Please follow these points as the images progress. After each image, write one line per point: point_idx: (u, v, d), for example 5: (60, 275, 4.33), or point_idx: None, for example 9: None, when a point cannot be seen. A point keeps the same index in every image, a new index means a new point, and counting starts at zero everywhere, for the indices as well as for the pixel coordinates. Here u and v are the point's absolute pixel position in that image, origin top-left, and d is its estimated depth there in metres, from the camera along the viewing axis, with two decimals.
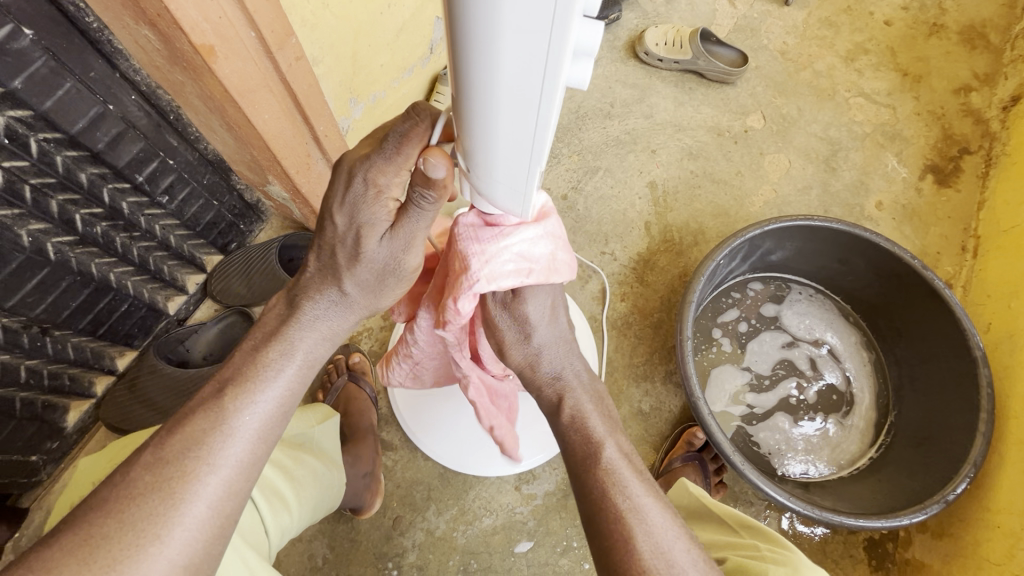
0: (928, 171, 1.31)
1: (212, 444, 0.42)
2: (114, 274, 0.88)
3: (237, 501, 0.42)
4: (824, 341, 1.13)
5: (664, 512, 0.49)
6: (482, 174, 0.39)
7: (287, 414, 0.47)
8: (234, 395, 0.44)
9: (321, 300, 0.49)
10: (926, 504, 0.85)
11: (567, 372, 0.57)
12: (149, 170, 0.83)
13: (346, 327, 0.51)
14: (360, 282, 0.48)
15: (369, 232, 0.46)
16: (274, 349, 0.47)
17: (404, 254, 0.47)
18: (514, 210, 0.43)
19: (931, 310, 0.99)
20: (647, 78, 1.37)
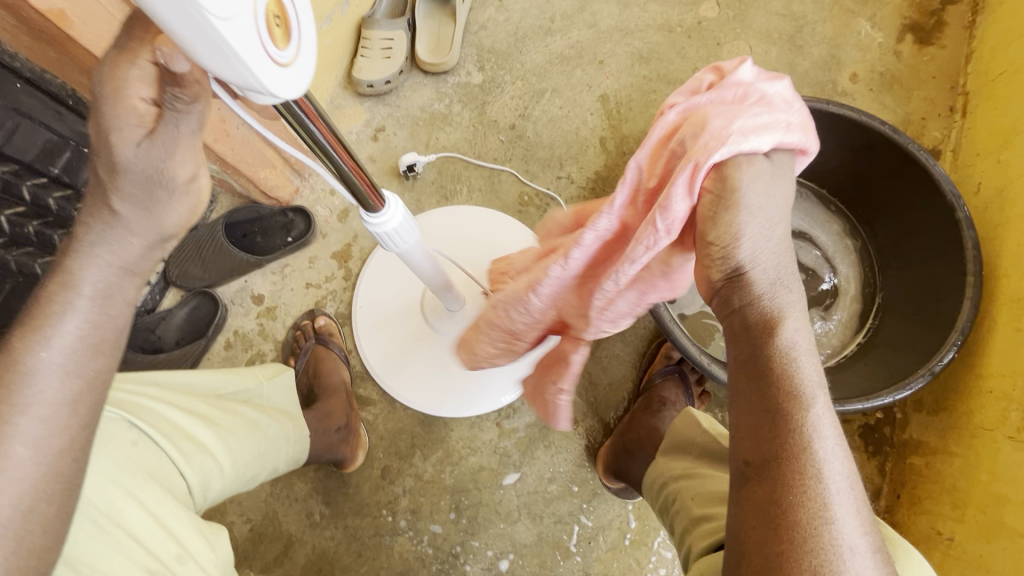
0: (907, 31, 1.19)
1: (11, 386, 0.37)
2: None
3: (63, 439, 0.39)
4: (800, 230, 1.07)
5: (847, 482, 0.42)
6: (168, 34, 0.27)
7: (105, 345, 0.41)
8: (22, 332, 0.38)
9: (97, 222, 0.39)
10: (910, 380, 0.81)
11: (777, 267, 0.47)
12: (64, 161, 0.82)
13: (138, 255, 0.41)
14: (127, 197, 0.38)
15: (118, 138, 0.36)
16: (56, 282, 0.39)
17: (168, 162, 0.38)
18: (252, 86, 0.30)
19: (905, 178, 0.92)
20: None
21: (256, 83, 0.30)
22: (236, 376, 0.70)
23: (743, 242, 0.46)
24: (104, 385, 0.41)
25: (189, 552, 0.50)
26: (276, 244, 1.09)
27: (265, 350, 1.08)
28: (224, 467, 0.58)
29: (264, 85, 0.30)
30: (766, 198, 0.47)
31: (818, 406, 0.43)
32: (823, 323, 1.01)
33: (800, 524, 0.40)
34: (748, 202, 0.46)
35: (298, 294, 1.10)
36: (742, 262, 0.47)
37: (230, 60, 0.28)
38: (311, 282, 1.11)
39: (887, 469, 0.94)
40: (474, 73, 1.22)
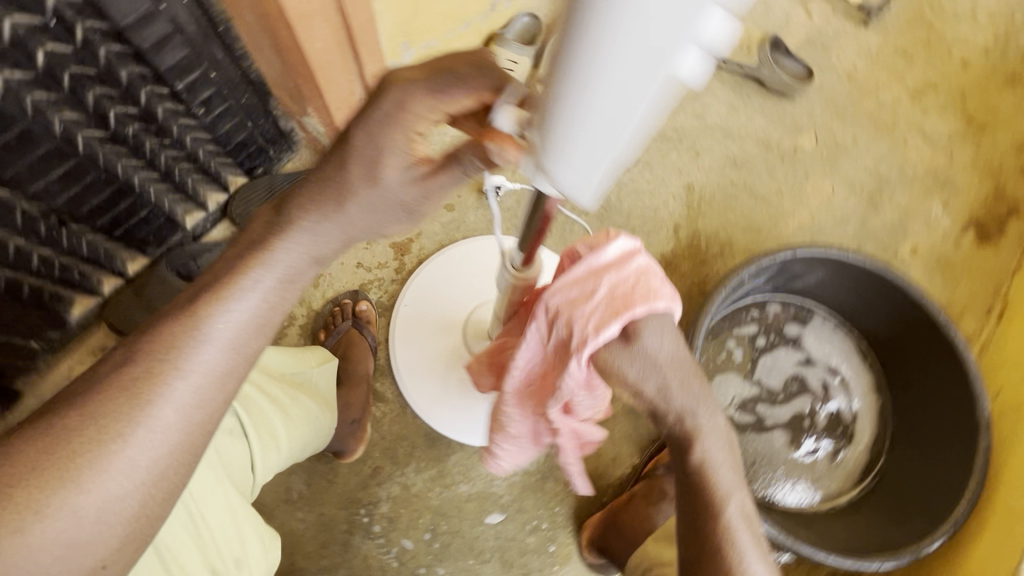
0: (971, 226, 1.27)
1: (184, 349, 0.39)
2: (138, 178, 0.86)
3: (205, 413, 0.40)
4: (837, 371, 1.11)
5: (760, 556, 0.58)
6: (549, 147, 0.35)
7: (268, 328, 0.42)
8: (207, 299, 0.40)
9: (314, 212, 0.42)
10: (897, 552, 0.86)
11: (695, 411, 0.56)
12: (189, 79, 0.81)
13: (333, 250, 0.43)
14: (362, 204, 0.41)
15: (389, 160, 0.40)
16: (256, 255, 0.41)
17: (420, 198, 0.42)
18: (570, 191, 0.37)
19: (945, 364, 0.98)
20: (706, 76, 1.31)
21: (574, 193, 0.37)
22: (291, 356, 0.72)
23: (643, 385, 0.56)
24: (253, 365, 0.41)
25: (244, 549, 0.55)
26: None
27: (297, 313, 1.06)
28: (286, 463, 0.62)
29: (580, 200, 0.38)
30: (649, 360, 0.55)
31: (731, 505, 0.58)
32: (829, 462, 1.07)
33: None
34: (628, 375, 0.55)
35: (346, 271, 1.09)
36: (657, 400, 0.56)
37: (581, 182, 0.36)
38: (362, 263, 1.09)
39: None
40: None
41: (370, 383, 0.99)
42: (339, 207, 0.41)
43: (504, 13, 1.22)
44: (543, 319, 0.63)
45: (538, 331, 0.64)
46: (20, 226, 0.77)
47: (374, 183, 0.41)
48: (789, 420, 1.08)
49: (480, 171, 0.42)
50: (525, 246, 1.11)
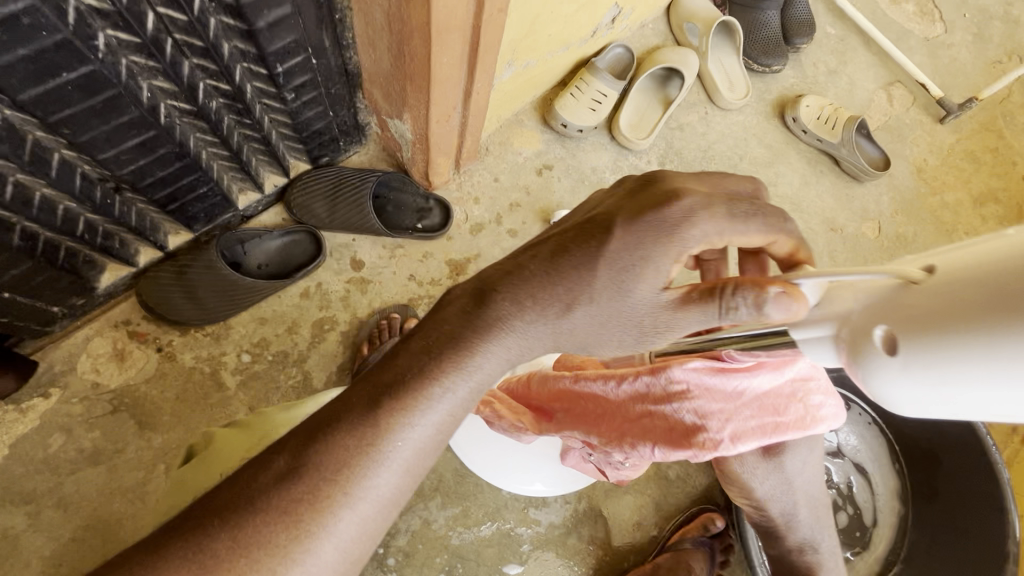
0: None
1: (366, 470, 0.40)
2: (206, 153, 0.79)
3: (365, 541, 0.41)
4: (863, 468, 1.13)
5: None
6: (910, 405, 0.36)
7: (442, 441, 0.43)
8: (394, 414, 0.41)
9: (530, 315, 0.44)
10: None
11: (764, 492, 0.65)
12: (290, 63, 0.74)
13: (531, 354, 0.46)
14: (594, 312, 0.45)
15: (649, 276, 0.44)
16: (450, 365, 0.43)
17: (663, 319, 0.44)
18: None
19: (980, 489, 0.97)
20: (783, 144, 1.29)
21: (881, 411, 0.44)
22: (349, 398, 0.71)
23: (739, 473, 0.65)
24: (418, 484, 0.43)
25: None
26: (404, 223, 1.03)
27: (339, 319, 1.00)
28: None
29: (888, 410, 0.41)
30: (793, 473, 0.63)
31: None
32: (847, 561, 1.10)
33: None
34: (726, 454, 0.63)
35: (397, 282, 1.03)
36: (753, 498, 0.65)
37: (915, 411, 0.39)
38: (415, 276, 1.04)
39: None
40: (654, 165, 1.21)
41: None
42: (561, 313, 0.45)
43: (600, 41, 1.17)
44: (659, 385, 0.55)
45: (640, 385, 0.57)
46: (77, 191, 0.69)
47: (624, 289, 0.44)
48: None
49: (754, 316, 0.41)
50: None
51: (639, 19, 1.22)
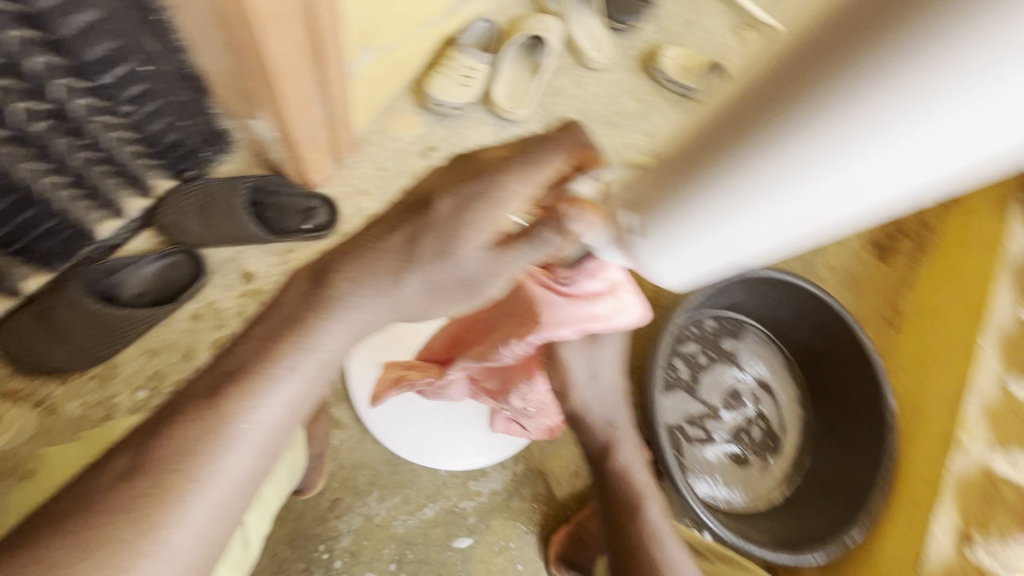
0: (871, 244, 1.45)
1: (212, 453, 0.43)
2: (44, 182, 0.73)
3: (225, 519, 0.44)
4: (766, 381, 1.23)
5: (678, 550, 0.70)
6: (674, 274, 0.40)
7: (295, 417, 0.47)
8: (238, 398, 0.44)
9: (365, 291, 0.46)
10: (829, 544, 0.99)
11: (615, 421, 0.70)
12: (116, 72, 0.69)
13: (377, 326, 0.49)
14: (430, 278, 0.45)
15: (473, 236, 0.44)
16: (288, 348, 0.46)
17: (487, 275, 0.45)
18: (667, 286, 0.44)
19: (859, 374, 1.11)
20: (653, 95, 1.37)
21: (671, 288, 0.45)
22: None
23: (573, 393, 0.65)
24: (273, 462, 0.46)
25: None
26: (290, 225, 1.00)
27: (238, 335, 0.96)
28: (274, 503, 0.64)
29: (678, 288, 0.46)
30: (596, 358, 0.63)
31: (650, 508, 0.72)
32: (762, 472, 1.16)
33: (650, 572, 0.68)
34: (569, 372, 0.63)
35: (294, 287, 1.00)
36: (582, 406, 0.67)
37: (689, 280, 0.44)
38: None
39: None
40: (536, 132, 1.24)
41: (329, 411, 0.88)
42: (394, 284, 0.46)
43: (461, 17, 1.18)
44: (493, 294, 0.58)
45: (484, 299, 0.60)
46: None
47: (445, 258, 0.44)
48: (730, 433, 1.17)
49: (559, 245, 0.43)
50: None
51: None
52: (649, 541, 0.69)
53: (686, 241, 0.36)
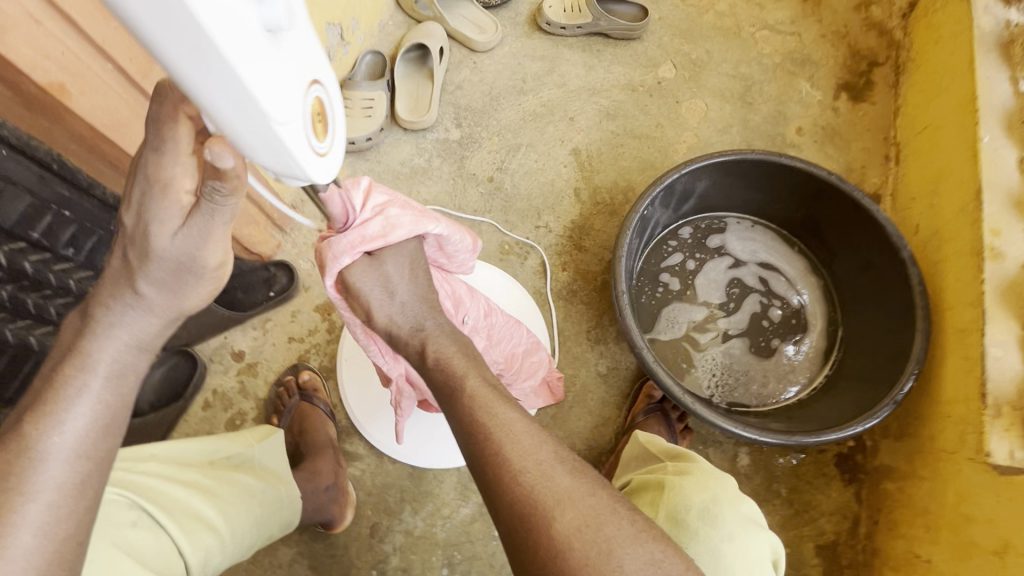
0: (841, 90, 1.33)
1: (22, 471, 0.41)
2: (35, 336, 0.86)
3: (65, 525, 0.42)
4: (769, 264, 1.13)
5: (532, 434, 0.51)
6: (238, 144, 0.36)
7: (113, 426, 0.46)
8: (34, 420, 0.42)
9: (116, 305, 0.46)
10: (877, 409, 0.86)
11: (427, 324, 0.59)
12: (42, 225, 0.81)
13: (158, 330, 0.48)
14: (153, 280, 0.45)
15: (160, 230, 0.43)
16: (72, 364, 0.44)
17: (199, 249, 0.45)
18: (296, 175, 0.38)
19: (859, 218, 0.99)
20: (554, 48, 1.36)
21: (302, 174, 0.38)
22: (225, 441, 0.72)
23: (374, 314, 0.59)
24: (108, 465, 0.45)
25: None
26: (257, 298, 1.07)
27: (247, 409, 1.05)
28: (222, 540, 0.61)
29: (301, 174, 0.38)
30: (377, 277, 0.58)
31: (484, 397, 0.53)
32: (794, 354, 1.06)
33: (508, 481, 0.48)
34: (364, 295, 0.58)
35: (280, 349, 1.08)
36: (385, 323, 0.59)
37: (282, 156, 0.36)
38: (294, 336, 1.09)
39: (864, 495, 0.98)
40: (452, 129, 1.28)
41: (335, 443, 0.98)
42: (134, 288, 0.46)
43: (346, 60, 1.24)
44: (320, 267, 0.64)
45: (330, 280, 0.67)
46: None
47: (147, 258, 0.44)
48: (747, 324, 1.08)
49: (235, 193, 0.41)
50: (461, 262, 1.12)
51: (371, 23, 1.30)
52: (504, 441, 0.50)
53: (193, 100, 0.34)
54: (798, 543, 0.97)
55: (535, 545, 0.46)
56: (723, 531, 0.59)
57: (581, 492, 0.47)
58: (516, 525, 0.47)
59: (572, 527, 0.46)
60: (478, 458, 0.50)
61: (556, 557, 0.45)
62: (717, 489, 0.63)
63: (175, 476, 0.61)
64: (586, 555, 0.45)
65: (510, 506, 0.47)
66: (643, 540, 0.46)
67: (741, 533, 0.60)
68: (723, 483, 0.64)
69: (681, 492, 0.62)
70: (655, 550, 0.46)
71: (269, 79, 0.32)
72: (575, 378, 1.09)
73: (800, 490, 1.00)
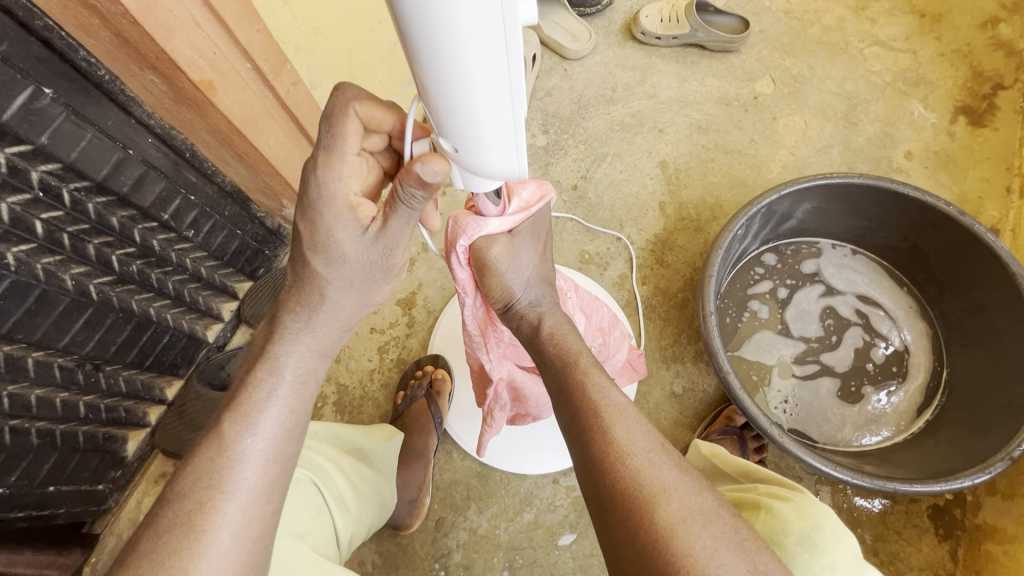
0: (959, 113, 1.23)
1: (223, 471, 0.43)
2: (153, 308, 0.93)
3: (259, 528, 0.43)
4: (868, 298, 1.07)
5: (643, 425, 0.46)
6: (468, 140, 0.37)
7: (294, 433, 0.47)
8: (232, 422, 0.45)
9: (303, 313, 0.48)
10: (989, 463, 0.79)
11: (545, 303, 0.55)
12: (173, 207, 0.88)
13: (333, 339, 0.50)
14: (341, 284, 0.48)
15: (343, 233, 0.46)
16: (262, 368, 0.47)
17: (386, 253, 0.47)
18: (510, 175, 0.40)
19: (977, 257, 0.92)
20: (647, 58, 1.35)
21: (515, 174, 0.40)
22: (358, 432, 0.75)
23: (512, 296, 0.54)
24: (290, 470, 0.46)
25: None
26: None
27: (327, 393, 1.09)
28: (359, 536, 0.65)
29: (515, 174, 0.39)
30: (512, 254, 0.52)
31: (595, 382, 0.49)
32: (882, 404, 0.99)
33: (613, 467, 0.43)
34: (502, 279, 0.53)
35: (362, 339, 1.13)
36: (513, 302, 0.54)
37: (510, 154, 0.38)
38: (375, 327, 1.13)
39: (960, 554, 0.91)
40: (539, 135, 1.28)
41: (430, 459, 0.97)
42: (319, 299, 0.48)
43: None
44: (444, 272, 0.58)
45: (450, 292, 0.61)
46: (60, 381, 0.82)
47: (338, 259, 0.47)
48: (850, 361, 1.02)
49: (427, 199, 0.43)
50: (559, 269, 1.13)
51: None
52: (611, 424, 0.46)
53: (435, 103, 0.35)
54: None
55: (634, 531, 0.41)
56: (824, 564, 0.47)
57: (694, 491, 0.42)
58: (616, 507, 0.42)
59: (677, 518, 0.40)
60: (582, 438, 0.46)
61: (657, 546, 0.39)
62: (822, 517, 0.49)
63: (330, 459, 0.65)
64: (690, 547, 0.39)
65: (613, 490, 0.43)
66: (748, 549, 0.40)
67: (846, 570, 0.47)
68: (829, 510, 0.50)
69: (777, 514, 0.50)
70: (759, 558, 0.40)
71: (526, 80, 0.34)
72: (648, 395, 1.06)
73: (887, 539, 0.93)
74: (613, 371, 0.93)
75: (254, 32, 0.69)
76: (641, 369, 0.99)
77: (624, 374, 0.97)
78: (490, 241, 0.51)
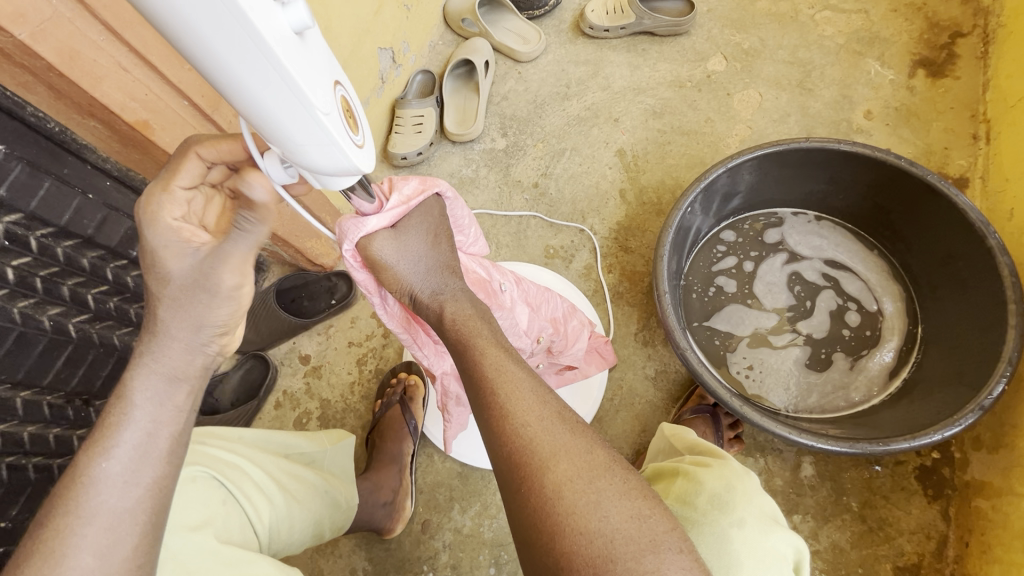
0: (917, 67, 1.21)
1: (78, 496, 0.46)
2: (136, 342, 1.01)
3: (124, 547, 0.47)
4: (835, 262, 1.06)
5: (539, 397, 0.48)
6: (287, 144, 0.41)
7: (155, 455, 0.49)
8: (88, 449, 0.48)
9: (150, 338, 0.51)
10: (960, 415, 0.76)
11: (445, 291, 0.56)
12: (140, 244, 0.94)
13: (184, 363, 0.52)
14: (176, 304, 0.51)
15: (170, 255, 0.50)
16: (114, 396, 0.49)
17: (219, 270, 0.50)
18: (348, 169, 0.44)
19: (934, 205, 0.90)
20: (598, 51, 1.36)
21: (352, 168, 0.44)
22: (303, 438, 0.80)
23: (407, 287, 0.56)
24: (155, 491, 0.49)
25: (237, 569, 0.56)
26: (322, 306, 1.15)
27: (311, 408, 1.13)
28: (287, 530, 0.67)
29: (349, 166, 0.43)
30: (401, 246, 0.55)
31: (497, 360, 0.51)
32: (855, 370, 0.97)
33: (512, 444, 0.45)
34: (394, 270, 0.55)
35: (342, 353, 1.16)
36: (411, 292, 0.56)
37: (331, 149, 0.42)
38: (353, 341, 1.17)
39: (951, 514, 0.88)
40: (497, 138, 1.31)
41: (406, 462, 1.00)
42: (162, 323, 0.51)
43: (399, 80, 1.30)
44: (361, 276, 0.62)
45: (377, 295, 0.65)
46: (50, 417, 0.86)
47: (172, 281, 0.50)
48: (826, 327, 1.01)
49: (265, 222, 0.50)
50: (523, 266, 1.15)
51: (421, 43, 1.37)
52: (507, 398, 0.47)
53: (249, 119, 0.40)
54: (873, 563, 0.88)
55: (528, 499, 0.43)
56: (733, 517, 0.51)
57: (585, 453, 0.44)
58: (513, 480, 0.44)
59: (564, 478, 0.43)
60: (483, 415, 0.48)
61: (545, 508, 0.42)
62: (735, 480, 0.54)
63: (251, 458, 0.68)
64: (574, 505, 0.41)
65: (508, 462, 0.45)
66: (631, 496, 0.42)
67: (755, 528, 0.51)
68: (745, 477, 0.55)
69: (694, 478, 0.55)
70: (642, 505, 0.42)
71: (311, 80, 0.38)
72: (622, 381, 1.06)
73: (874, 505, 0.91)
74: (577, 360, 0.95)
75: (185, 71, 0.73)
76: (610, 356, 1.03)
77: (593, 362, 1.03)
78: (373, 238, 0.54)
